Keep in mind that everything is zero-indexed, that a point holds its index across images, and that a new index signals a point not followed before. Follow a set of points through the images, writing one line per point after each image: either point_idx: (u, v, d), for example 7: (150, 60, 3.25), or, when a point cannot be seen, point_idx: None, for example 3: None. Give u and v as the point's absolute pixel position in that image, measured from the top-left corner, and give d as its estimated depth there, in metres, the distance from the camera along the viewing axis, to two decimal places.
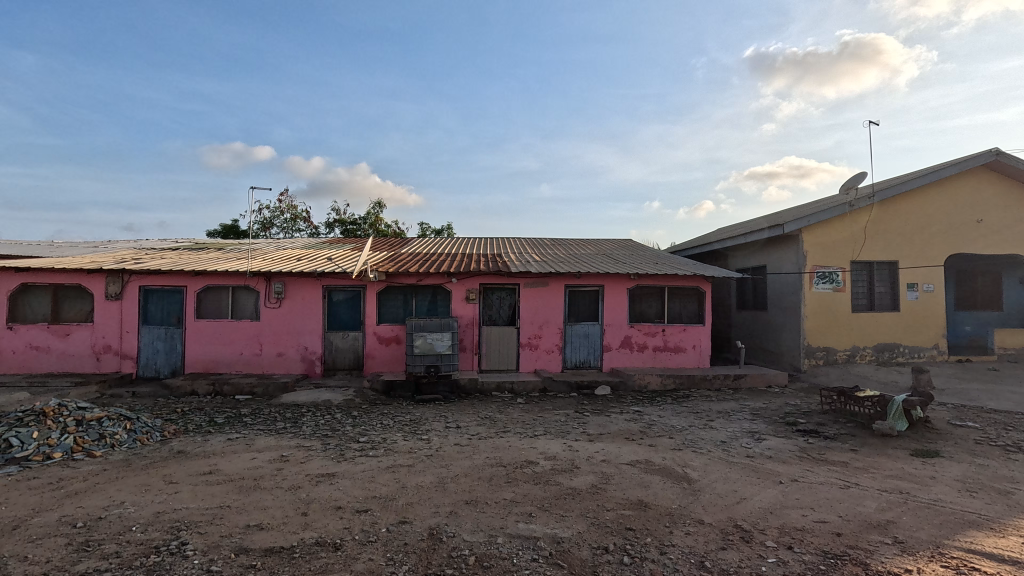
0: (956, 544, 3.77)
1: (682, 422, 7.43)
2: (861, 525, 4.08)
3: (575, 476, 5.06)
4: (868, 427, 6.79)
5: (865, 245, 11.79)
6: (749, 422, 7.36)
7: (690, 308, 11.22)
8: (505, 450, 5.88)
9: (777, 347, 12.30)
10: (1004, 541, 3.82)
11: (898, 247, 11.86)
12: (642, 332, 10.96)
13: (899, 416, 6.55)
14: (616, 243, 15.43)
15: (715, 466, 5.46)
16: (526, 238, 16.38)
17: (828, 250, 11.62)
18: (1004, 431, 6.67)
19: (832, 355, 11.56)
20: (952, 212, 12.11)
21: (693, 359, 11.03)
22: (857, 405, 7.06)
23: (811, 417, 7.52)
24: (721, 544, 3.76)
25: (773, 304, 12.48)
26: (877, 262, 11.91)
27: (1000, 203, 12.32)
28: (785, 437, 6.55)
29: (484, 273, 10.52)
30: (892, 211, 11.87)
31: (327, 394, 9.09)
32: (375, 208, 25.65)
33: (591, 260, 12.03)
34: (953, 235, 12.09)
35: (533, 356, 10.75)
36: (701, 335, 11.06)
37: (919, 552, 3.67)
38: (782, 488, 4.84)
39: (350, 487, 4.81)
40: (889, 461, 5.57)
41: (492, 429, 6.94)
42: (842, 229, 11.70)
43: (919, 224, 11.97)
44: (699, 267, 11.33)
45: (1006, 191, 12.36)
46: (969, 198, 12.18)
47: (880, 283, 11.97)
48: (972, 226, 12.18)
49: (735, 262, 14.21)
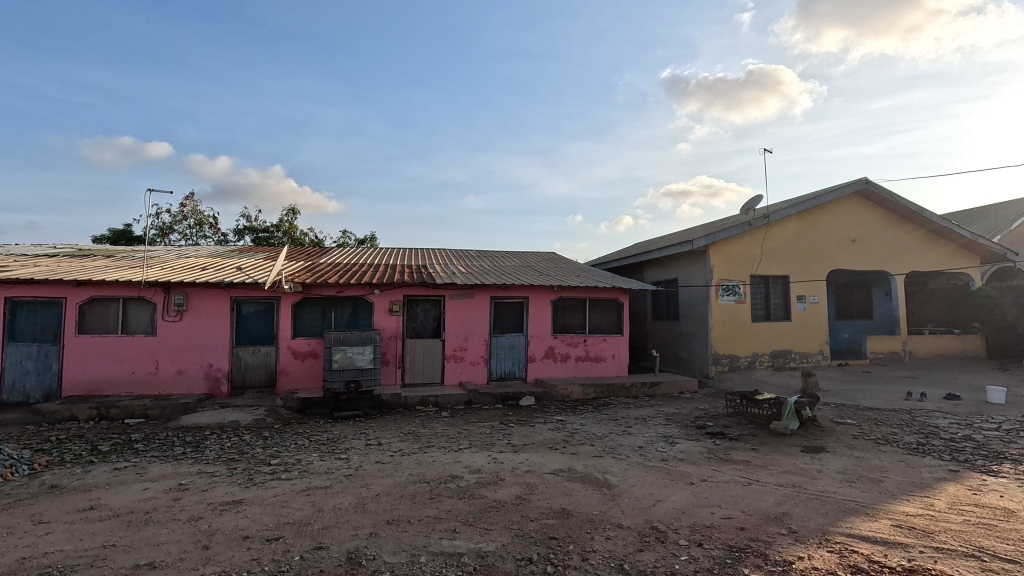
0: (839, 530, 4.21)
1: (603, 429, 7.70)
2: (761, 519, 4.43)
3: (500, 488, 5.05)
4: (765, 426, 7.43)
5: (762, 261, 12.96)
6: (665, 427, 7.77)
7: (609, 318, 11.68)
8: (428, 466, 5.75)
9: (688, 355, 13.11)
10: (877, 525, 4.32)
11: (789, 263, 13.17)
12: (565, 343, 11.25)
13: (792, 415, 7.16)
14: (540, 255, 15.77)
15: (633, 471, 5.69)
16: (452, 249, 16.28)
17: (731, 265, 12.64)
18: (875, 426, 7.58)
19: (735, 362, 12.53)
20: (832, 232, 13.65)
21: (612, 368, 11.49)
22: (757, 407, 7.72)
23: (717, 420, 8.09)
24: (638, 546, 3.91)
25: (683, 314, 13.34)
26: (772, 276, 13.13)
27: (870, 225, 14.08)
28: (695, 440, 6.99)
29: (408, 285, 10.32)
30: (784, 230, 13.16)
31: (234, 414, 8.43)
32: (290, 215, 24.38)
33: (515, 272, 12.22)
34: (834, 254, 13.63)
35: (459, 368, 10.64)
36: (620, 345, 11.57)
37: (809, 539, 4.05)
38: (692, 489, 5.14)
39: (259, 514, 4.46)
40: (784, 458, 6.11)
41: (415, 444, 6.77)
42: (743, 246, 12.78)
43: (806, 242, 13.38)
44: (617, 280, 11.88)
45: (875, 215, 14.15)
46: (846, 221, 13.81)
47: (775, 295, 13.20)
48: (848, 244, 13.79)
49: (650, 275, 15.06)
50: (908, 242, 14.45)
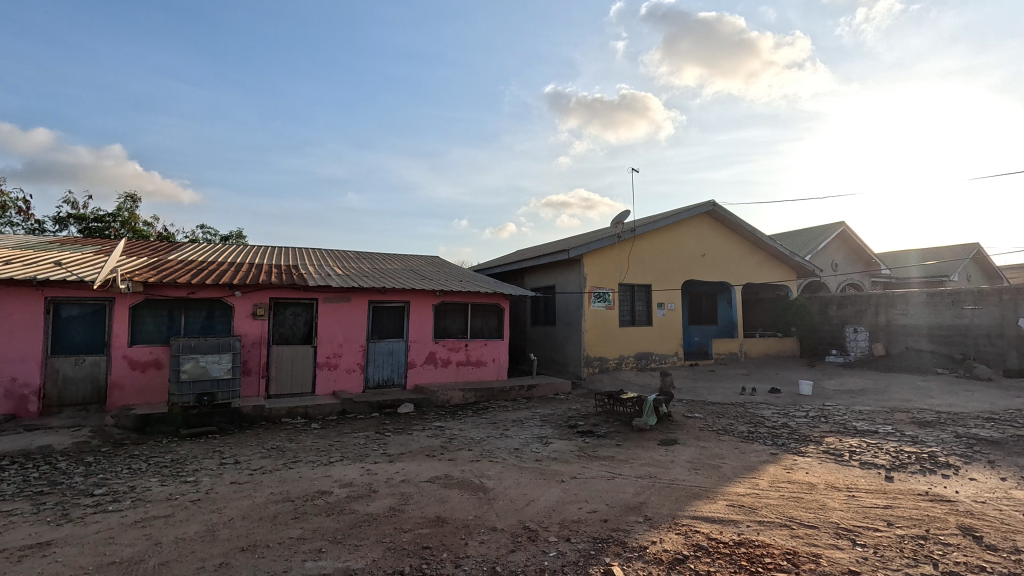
0: (686, 514, 4.71)
1: (481, 433, 7.78)
2: (622, 509, 4.80)
3: (372, 501, 4.85)
4: (628, 423, 8.10)
5: (628, 271, 14.13)
6: (540, 428, 8.09)
7: (490, 323, 11.89)
8: (293, 483, 5.33)
9: (563, 358, 13.82)
10: (716, 506, 4.92)
11: (651, 273, 14.54)
12: (446, 348, 11.20)
13: (651, 412, 7.87)
14: (422, 259, 15.55)
15: (508, 473, 5.83)
16: (328, 250, 15.37)
17: (602, 274, 13.59)
18: (717, 418, 8.65)
19: (605, 364, 13.49)
20: (686, 246, 15.37)
21: (492, 372, 11.69)
22: (621, 406, 8.38)
23: (587, 419, 8.63)
24: (511, 547, 4.01)
25: (560, 319, 14.05)
26: (637, 285, 14.38)
27: (716, 242, 16.09)
28: (567, 439, 7.38)
29: (276, 287, 9.51)
30: (647, 244, 14.50)
31: (46, 437, 7.05)
32: (130, 203, 21.15)
33: (396, 275, 11.90)
34: (688, 267, 15.33)
35: (332, 376, 10.05)
36: (500, 349, 11.83)
37: (661, 525, 4.48)
38: (563, 486, 5.41)
39: (76, 556, 3.77)
40: (643, 451, 6.70)
41: (280, 460, 6.24)
42: (613, 256, 13.83)
43: (665, 255, 14.88)
44: (498, 285, 12.15)
45: (719, 233, 16.21)
46: (697, 237, 15.64)
47: (639, 302, 14.47)
48: (699, 258, 15.61)
49: (529, 282, 15.62)
50: (745, 258, 16.76)
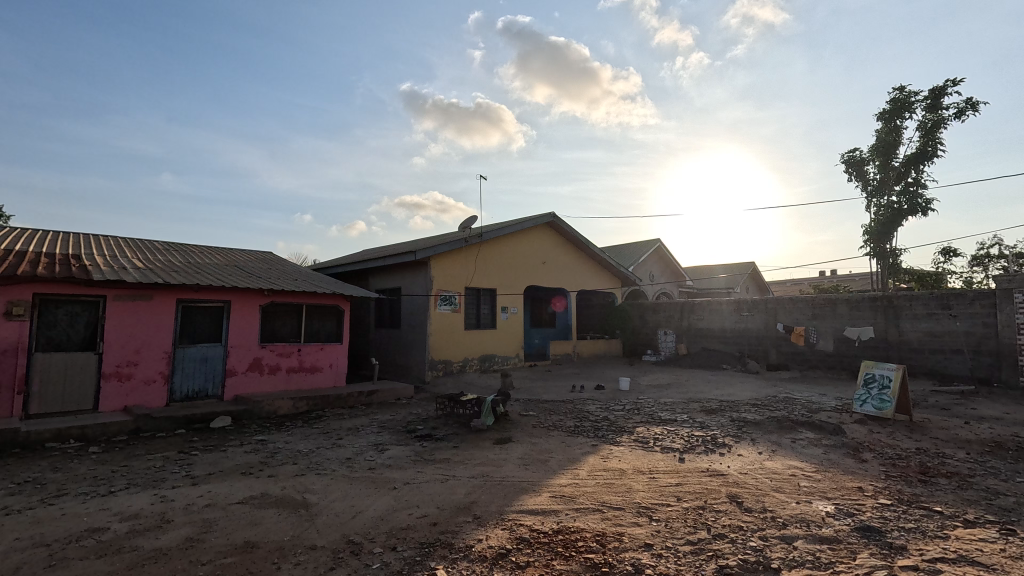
0: (512, 509, 4.92)
1: (310, 444, 7.22)
2: (452, 511, 4.83)
3: (163, 533, 4.16)
4: (467, 425, 8.23)
5: (475, 275, 14.46)
6: (376, 435, 7.80)
7: (328, 326, 11.15)
8: (53, 523, 4.32)
9: (407, 362, 13.56)
10: (540, 499, 5.22)
11: (496, 278, 15.08)
12: (275, 353, 10.20)
13: (489, 413, 8.09)
14: (251, 254, 14.00)
15: (336, 485, 5.49)
16: (126, 238, 12.96)
17: (449, 277, 13.68)
18: (549, 415, 9.25)
19: (449, 366, 13.58)
20: (529, 254, 16.27)
21: (329, 378, 10.97)
22: (461, 408, 8.50)
23: (427, 423, 8.57)
24: (330, 565, 3.76)
25: (405, 322, 13.78)
26: (482, 289, 14.79)
27: (555, 252, 17.34)
28: (403, 444, 7.22)
29: (44, 280, 7.69)
30: (493, 249, 15.02)
31: None
32: None
33: (216, 271, 10.51)
34: (529, 272, 16.24)
35: (125, 389, 8.45)
36: (338, 353, 11.16)
37: (488, 522, 4.61)
38: (394, 494, 5.26)
39: None
40: (478, 452, 6.86)
41: (37, 496, 5.02)
42: (460, 260, 14.02)
43: (509, 261, 15.57)
44: (338, 285, 11.47)
45: (559, 244, 17.50)
46: (539, 246, 16.67)
47: (484, 305, 14.90)
48: (540, 266, 16.64)
49: (374, 283, 15.05)
50: (580, 267, 18.35)
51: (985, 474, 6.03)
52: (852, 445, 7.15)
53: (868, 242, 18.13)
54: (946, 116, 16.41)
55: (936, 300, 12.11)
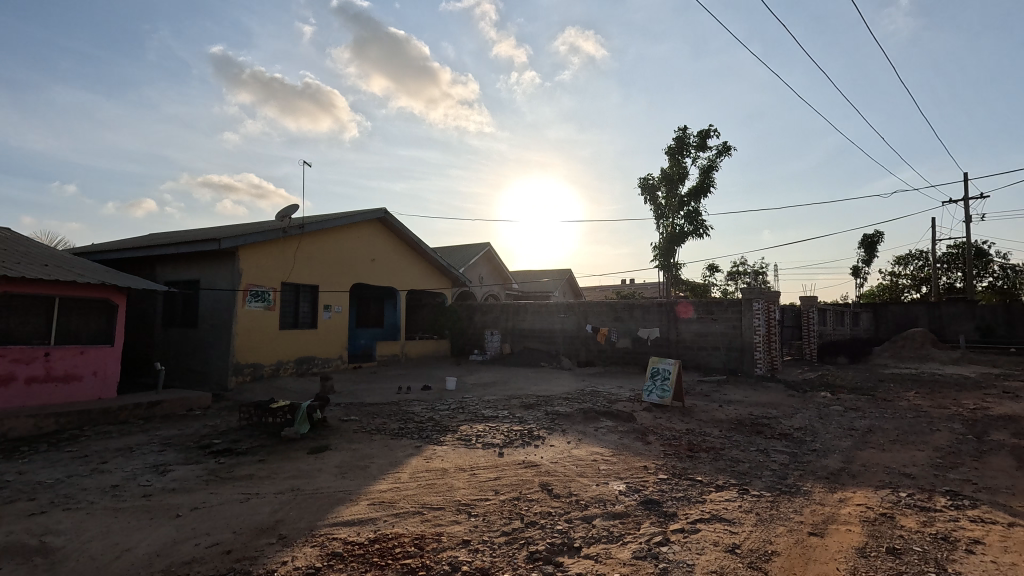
0: (324, 523, 4.57)
1: (57, 473, 5.73)
2: (252, 534, 4.28)
3: None
4: (277, 435, 7.43)
5: (293, 269, 13.22)
6: (158, 454, 6.55)
7: (93, 324, 9.05)
8: None
9: (205, 366, 11.75)
10: (357, 508, 4.95)
11: (319, 273, 14.02)
12: (7, 359, 7.89)
13: (304, 420, 7.41)
14: None
15: (95, 520, 4.44)
16: None
17: (262, 270, 12.27)
18: (371, 419, 8.88)
19: (259, 371, 12.16)
20: (357, 250, 15.51)
21: (92, 389, 8.89)
22: (271, 416, 7.66)
23: (227, 436, 7.50)
24: None
25: (204, 320, 11.93)
26: (302, 285, 13.61)
27: (385, 249, 16.83)
28: (194, 463, 6.19)
29: None
30: (316, 243, 13.94)
31: None
32: None
33: None
34: (356, 269, 15.44)
35: None
36: (107, 358, 9.13)
37: (296, 541, 4.20)
38: (177, 522, 4.46)
39: None
40: (289, 464, 6.24)
41: None
42: (276, 252, 12.68)
43: (335, 256, 14.63)
44: (110, 274, 9.40)
45: (389, 241, 17.03)
46: (368, 242, 16.00)
47: (303, 303, 13.73)
48: (368, 263, 15.97)
49: (163, 275, 12.72)
50: (411, 266, 18.12)
51: (731, 447, 7.56)
52: (640, 430, 8.32)
53: (658, 256, 21.39)
54: (714, 157, 20.26)
55: (703, 307, 14.84)
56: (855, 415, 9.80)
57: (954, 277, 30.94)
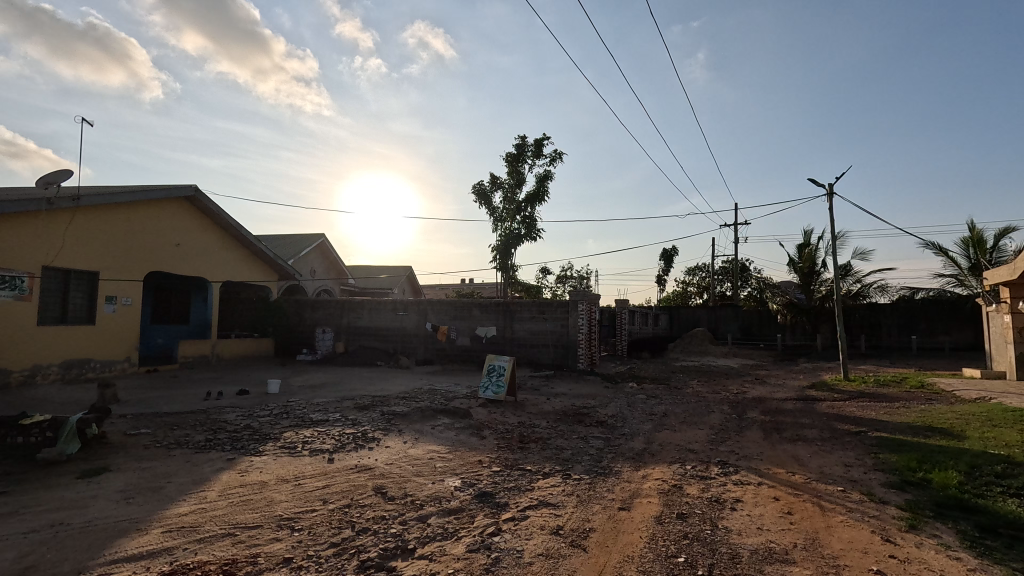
0: (100, 562, 3.74)
1: None
2: None
3: None
4: (30, 459, 5.87)
5: (63, 251, 10.76)
6: None
7: None
8: None
9: None
10: (147, 538, 4.16)
11: (100, 258, 11.65)
12: None
13: (72, 438, 5.99)
14: None
15: None
16: None
17: (14, 250, 9.73)
18: (170, 431, 7.55)
19: (2, 378, 9.50)
20: (156, 232, 13.20)
21: None
22: (21, 436, 6.02)
23: None
24: None
25: None
26: (75, 271, 11.16)
27: (195, 234, 14.61)
28: None
29: None
30: (98, 220, 11.54)
31: None
32: None
33: None
34: (150, 253, 13.02)
35: None
36: None
37: None
38: None
39: None
40: (47, 494, 4.96)
41: None
42: (37, 228, 10.15)
43: (124, 238, 12.28)
44: None
45: (201, 225, 14.83)
46: (172, 224, 13.73)
47: (76, 293, 11.27)
48: (171, 248, 13.70)
49: None
50: (228, 255, 16.01)
51: (557, 436, 8.20)
52: (476, 425, 8.54)
53: (496, 256, 22.23)
54: (548, 165, 21.74)
55: (536, 307, 15.86)
56: (655, 402, 11.45)
57: (725, 287, 38.18)
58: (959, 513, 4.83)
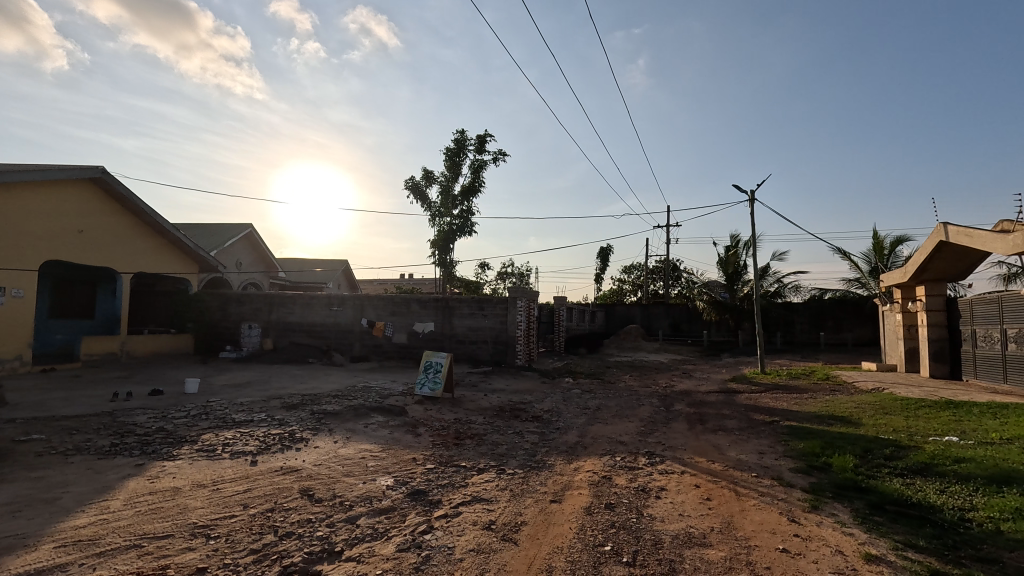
0: None
1: None
2: None
3: None
4: None
5: None
6: None
7: None
8: None
9: None
10: (36, 555, 3.76)
11: None
12: None
13: None
14: None
15: None
16: None
17: None
18: (68, 436, 6.84)
19: None
20: (53, 216, 12.06)
21: None
22: None
23: None
24: None
25: None
26: None
27: (102, 219, 13.43)
28: None
29: None
30: None
31: None
32: None
33: None
34: (44, 238, 11.81)
35: None
36: None
37: None
38: None
39: None
40: None
41: None
42: None
43: (15, 222, 11.16)
44: None
45: (109, 210, 13.65)
46: (73, 208, 12.58)
47: None
48: (72, 235, 12.54)
49: None
50: (142, 244, 14.84)
51: (493, 432, 8.23)
52: (411, 422, 8.40)
53: (435, 251, 21.98)
54: (487, 160, 21.74)
55: (475, 303, 15.82)
56: (589, 397, 11.76)
57: (657, 285, 39.89)
58: (854, 493, 5.33)
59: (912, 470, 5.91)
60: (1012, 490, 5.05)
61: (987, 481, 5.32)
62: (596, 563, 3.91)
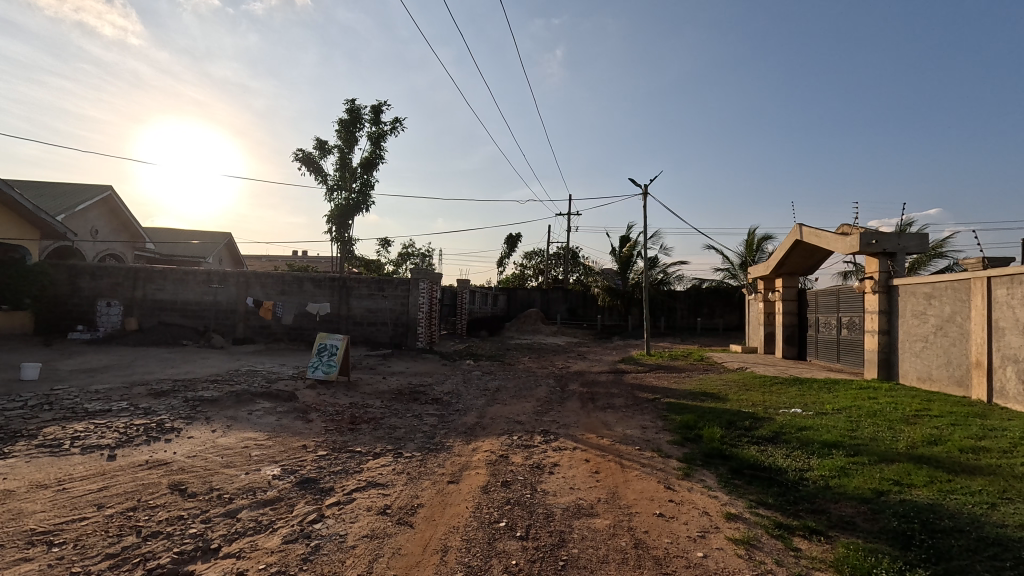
0: None
1: None
2: None
3: None
4: None
5: None
6: None
7: None
8: None
9: None
10: None
11: None
12: None
13: None
14: None
15: None
16: None
17: None
18: None
19: None
20: None
21: None
22: None
23: None
24: None
25: None
26: None
27: None
28: None
29: None
30: None
31: None
32: None
33: None
34: None
35: None
36: None
37: None
38: None
39: None
40: None
41: None
42: None
43: None
44: None
45: None
46: None
47: None
48: None
49: None
50: None
51: (390, 415, 8.04)
52: (301, 408, 7.94)
53: (333, 226, 20.71)
54: (386, 129, 20.95)
55: (375, 284, 15.25)
56: (488, 378, 11.92)
57: (557, 271, 41.43)
58: (719, 460, 6.01)
59: (766, 438, 6.77)
60: (838, 452, 6.00)
61: (820, 445, 6.27)
62: (490, 539, 4.01)
